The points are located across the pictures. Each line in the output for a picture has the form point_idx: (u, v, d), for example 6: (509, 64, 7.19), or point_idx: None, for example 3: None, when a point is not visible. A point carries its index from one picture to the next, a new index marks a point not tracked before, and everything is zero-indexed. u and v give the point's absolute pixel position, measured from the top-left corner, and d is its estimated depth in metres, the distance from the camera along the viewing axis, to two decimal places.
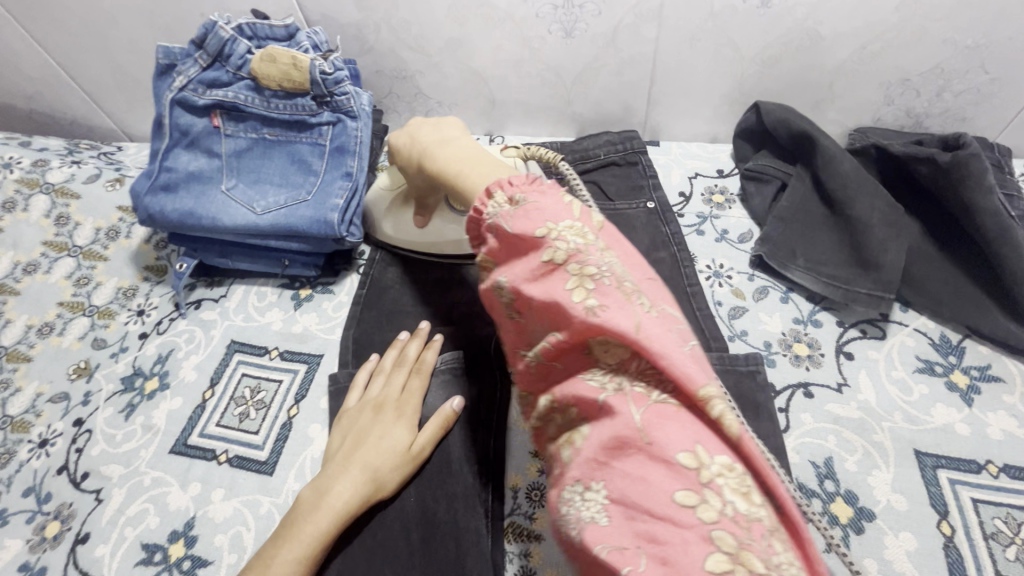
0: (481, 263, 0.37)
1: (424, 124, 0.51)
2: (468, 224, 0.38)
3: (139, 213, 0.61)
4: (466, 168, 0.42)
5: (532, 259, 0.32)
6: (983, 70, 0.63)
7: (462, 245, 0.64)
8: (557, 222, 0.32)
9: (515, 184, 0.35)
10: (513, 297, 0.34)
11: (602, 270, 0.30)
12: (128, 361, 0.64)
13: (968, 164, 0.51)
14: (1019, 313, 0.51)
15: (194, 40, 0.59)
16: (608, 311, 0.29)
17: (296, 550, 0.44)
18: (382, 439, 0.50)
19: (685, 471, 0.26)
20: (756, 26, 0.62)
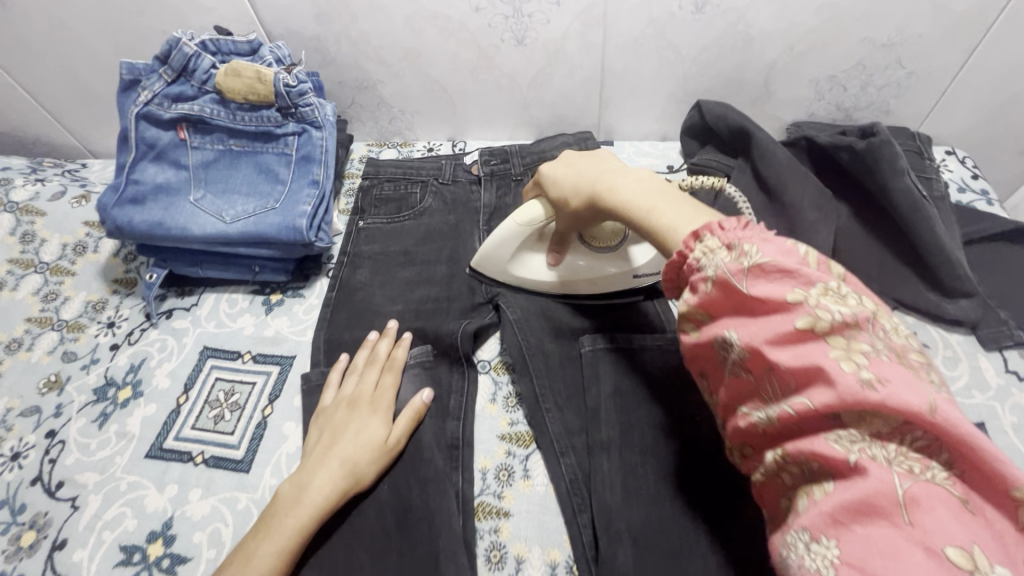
0: (685, 310, 0.38)
1: (575, 157, 0.53)
2: (670, 269, 0.40)
3: (107, 225, 0.63)
4: (659, 205, 0.43)
5: (777, 320, 0.32)
6: (899, 65, 0.69)
7: (597, 280, 0.61)
8: (809, 289, 0.32)
9: (728, 227, 0.36)
10: (747, 354, 0.33)
11: (877, 345, 0.30)
12: (100, 372, 0.65)
13: (881, 149, 0.57)
14: (936, 281, 0.57)
15: (158, 56, 0.61)
16: (888, 383, 0.28)
17: (274, 541, 0.46)
18: (360, 434, 0.52)
19: (963, 574, 0.25)
20: (693, 30, 0.67)
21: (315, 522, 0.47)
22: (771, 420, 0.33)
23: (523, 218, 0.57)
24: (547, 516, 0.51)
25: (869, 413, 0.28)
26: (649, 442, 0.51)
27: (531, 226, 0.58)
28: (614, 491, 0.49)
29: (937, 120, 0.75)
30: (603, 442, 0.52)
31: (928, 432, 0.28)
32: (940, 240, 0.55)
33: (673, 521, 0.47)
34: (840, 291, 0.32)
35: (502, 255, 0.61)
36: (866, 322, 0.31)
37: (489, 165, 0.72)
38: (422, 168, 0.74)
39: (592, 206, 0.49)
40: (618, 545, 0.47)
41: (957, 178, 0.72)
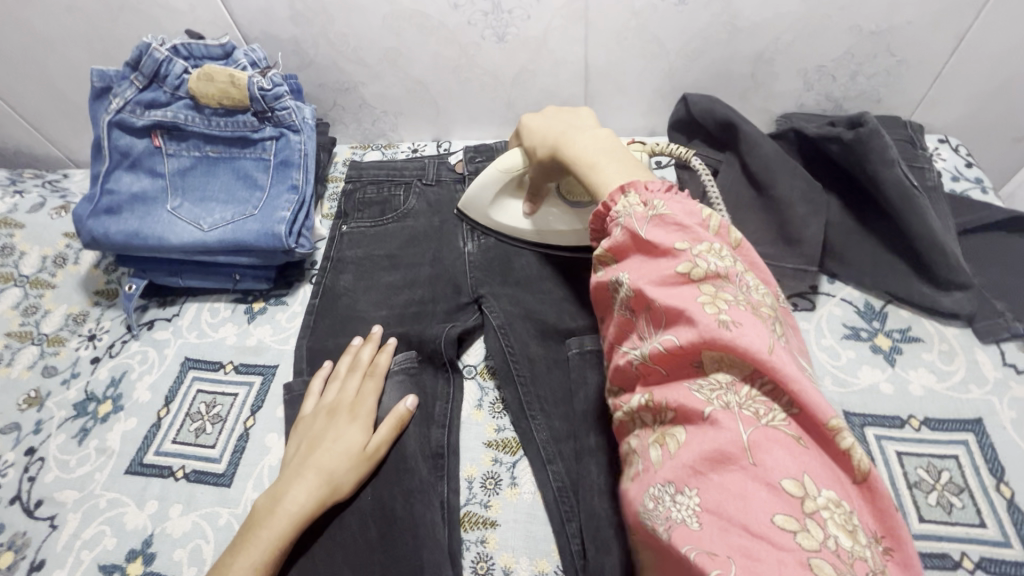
0: (599, 256, 0.44)
1: (550, 114, 0.57)
2: (596, 218, 0.45)
3: (83, 236, 0.61)
4: (601, 162, 0.48)
5: (665, 269, 0.38)
6: (889, 53, 0.67)
7: (568, 236, 0.63)
8: (695, 243, 0.38)
9: (651, 188, 0.42)
10: (634, 297, 0.39)
11: (738, 296, 0.36)
12: (80, 387, 0.64)
13: (870, 140, 0.56)
14: (930, 274, 0.56)
15: (128, 62, 0.59)
16: (740, 329, 0.34)
17: (250, 558, 0.45)
18: (341, 442, 0.51)
19: (789, 497, 0.30)
20: (677, 22, 0.65)
21: (293, 536, 0.46)
22: (644, 360, 0.38)
23: (503, 165, 0.60)
24: (535, 526, 0.49)
25: (724, 352, 0.34)
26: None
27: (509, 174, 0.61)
28: (602, 498, 0.48)
29: (930, 107, 0.73)
30: (592, 447, 0.50)
31: (768, 377, 0.33)
32: (934, 232, 0.54)
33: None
34: (719, 255, 0.38)
35: (483, 198, 0.63)
36: (733, 279, 0.37)
37: (474, 164, 0.71)
38: (405, 170, 0.72)
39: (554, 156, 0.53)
40: (606, 555, 0.45)
41: (950, 166, 0.71)
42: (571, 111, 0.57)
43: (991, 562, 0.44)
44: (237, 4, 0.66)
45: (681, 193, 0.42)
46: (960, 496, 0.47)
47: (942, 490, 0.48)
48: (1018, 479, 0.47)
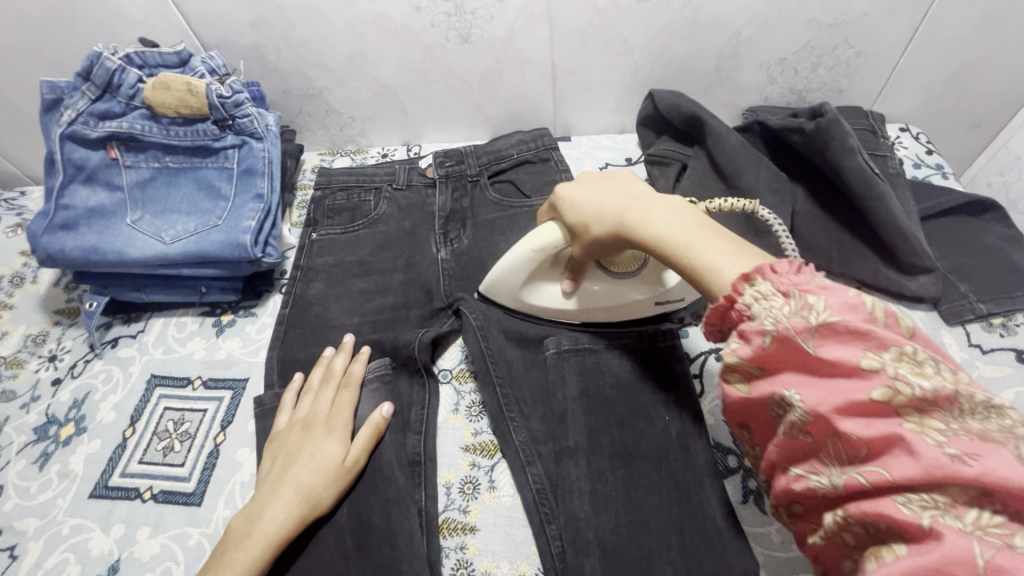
0: (729, 362, 0.33)
1: (592, 184, 0.48)
2: (715, 315, 0.35)
3: (38, 253, 0.59)
4: (699, 241, 0.39)
5: (849, 391, 0.28)
6: (847, 45, 0.68)
7: (618, 310, 0.56)
8: (887, 349, 0.28)
9: (782, 273, 0.32)
10: (809, 421, 0.30)
11: (954, 426, 0.26)
12: (41, 410, 0.62)
13: (830, 129, 0.56)
14: (895, 259, 0.57)
15: (78, 72, 0.57)
16: (976, 457, 0.25)
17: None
18: (318, 456, 0.49)
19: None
20: (639, 19, 0.66)
21: (272, 552, 0.45)
22: (832, 486, 0.29)
23: (539, 242, 0.52)
24: (514, 528, 0.48)
25: (959, 492, 0.25)
26: (616, 445, 0.50)
27: (545, 253, 0.53)
28: (582, 500, 0.47)
29: (890, 97, 0.75)
30: (570, 448, 0.50)
31: (1019, 504, 0.24)
32: (896, 218, 0.55)
33: (641, 527, 0.46)
34: (918, 363, 0.28)
35: (513, 280, 0.56)
36: (946, 402, 0.27)
37: (444, 167, 0.70)
38: (375, 174, 0.71)
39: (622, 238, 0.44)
40: (585, 556, 0.45)
41: (911, 154, 0.72)
42: (613, 177, 0.49)
43: None
44: (193, 11, 0.65)
45: (817, 273, 0.33)
46: None
47: None
48: None
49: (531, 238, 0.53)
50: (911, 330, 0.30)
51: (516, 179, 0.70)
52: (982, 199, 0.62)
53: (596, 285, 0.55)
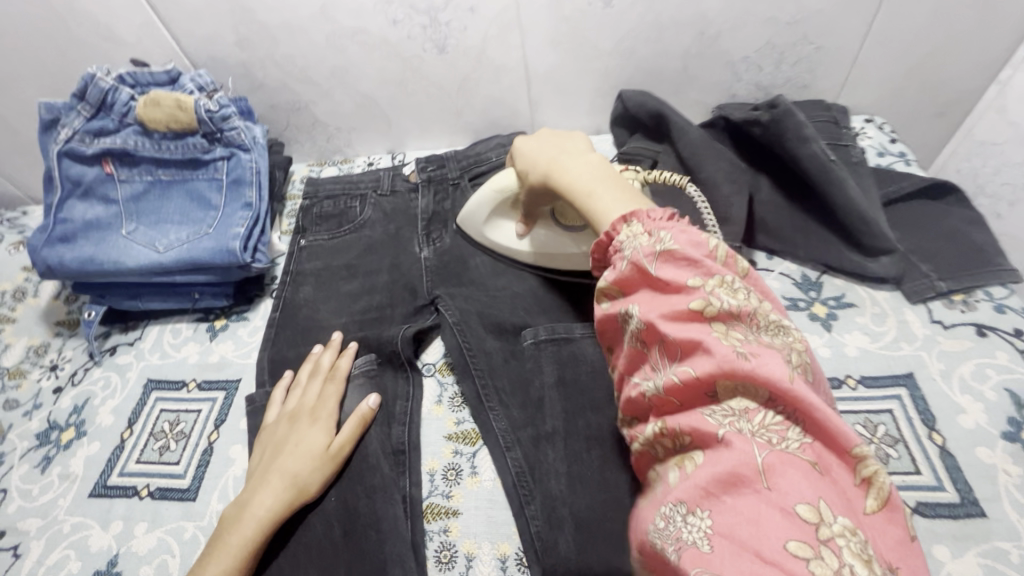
0: (603, 289, 0.43)
1: (544, 138, 0.58)
2: (598, 248, 0.46)
3: (38, 265, 0.62)
4: (598, 190, 0.50)
5: (677, 305, 0.38)
6: (807, 41, 0.71)
7: (560, 262, 0.63)
8: (708, 278, 0.38)
9: (654, 218, 0.42)
10: (647, 335, 0.39)
11: (750, 336, 0.36)
12: (43, 417, 0.64)
13: (784, 120, 0.59)
14: (857, 243, 0.59)
15: (74, 93, 0.61)
16: (760, 359, 0.34)
17: (221, 562, 0.45)
18: (305, 444, 0.52)
19: (804, 523, 0.30)
20: (606, 24, 0.69)
21: (263, 537, 0.47)
22: (658, 389, 0.38)
23: (498, 184, 0.62)
24: (495, 511, 0.50)
25: (739, 382, 0.34)
26: (591, 429, 0.52)
27: (505, 194, 0.62)
28: (559, 479, 0.50)
29: (854, 90, 0.78)
30: (548, 433, 0.53)
31: (787, 404, 0.33)
32: (855, 202, 0.57)
33: (616, 504, 0.47)
34: (733, 290, 0.37)
35: (478, 217, 0.64)
36: (746, 318, 0.36)
37: (426, 172, 0.73)
38: (360, 182, 0.74)
39: (549, 185, 0.54)
40: (560, 533, 0.47)
41: (875, 144, 0.75)
42: (566, 134, 0.59)
43: (927, 505, 0.46)
44: (182, 32, 0.69)
45: (684, 221, 0.42)
46: (896, 446, 0.50)
47: (879, 443, 0.50)
48: (949, 426, 0.50)
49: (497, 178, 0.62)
50: (744, 271, 0.40)
51: None
52: (944, 182, 0.64)
53: (542, 234, 0.62)
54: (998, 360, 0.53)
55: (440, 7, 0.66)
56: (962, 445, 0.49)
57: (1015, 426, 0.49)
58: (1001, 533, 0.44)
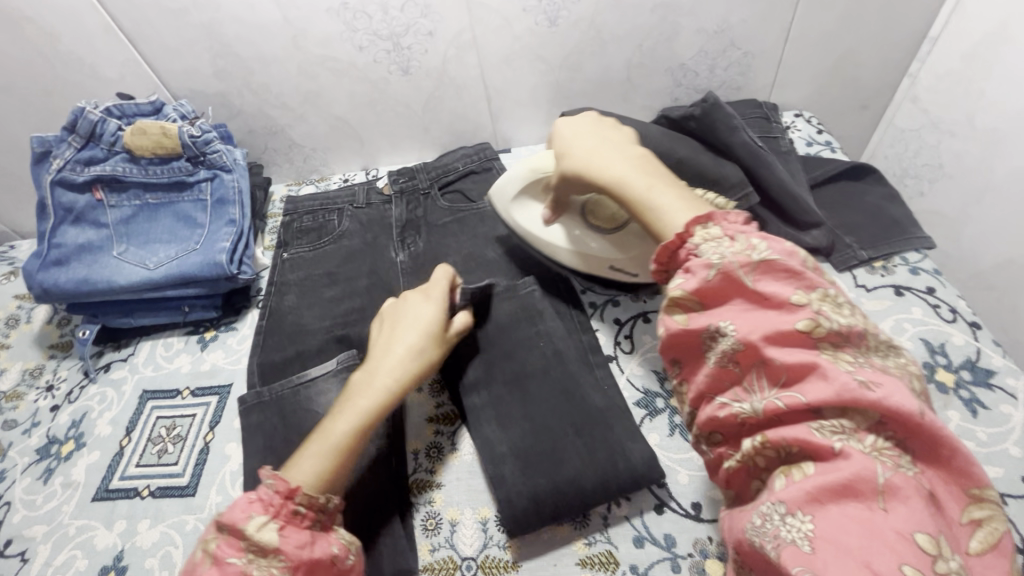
0: (676, 297, 0.43)
1: (584, 124, 0.60)
2: (665, 249, 0.46)
3: (34, 289, 0.66)
4: (653, 186, 0.51)
5: (781, 324, 0.38)
6: (735, 47, 0.79)
7: (580, 257, 0.64)
8: (810, 293, 0.38)
9: (732, 223, 0.44)
10: (740, 348, 0.39)
11: (860, 359, 0.36)
12: (42, 433, 0.67)
13: (713, 113, 0.67)
14: (790, 219, 0.66)
15: (65, 126, 0.65)
16: (881, 386, 0.34)
17: (350, 417, 0.51)
18: (424, 323, 0.57)
19: (924, 553, 0.31)
20: (553, 41, 0.76)
21: (388, 396, 0.52)
22: (754, 410, 0.38)
23: (535, 165, 0.63)
24: (475, 480, 0.55)
25: (860, 407, 0.34)
26: (510, 373, 0.60)
27: (540, 175, 0.63)
28: (492, 425, 0.56)
29: (783, 88, 0.86)
30: (472, 385, 0.59)
31: (900, 428, 0.34)
32: (781, 181, 0.65)
33: (550, 436, 0.54)
34: (837, 306, 0.38)
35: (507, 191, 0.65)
36: (856, 338, 0.37)
37: (399, 184, 0.79)
38: (337, 197, 0.79)
39: (584, 177, 0.56)
40: (504, 466, 0.53)
41: (804, 136, 0.83)
42: (607, 125, 0.60)
43: None
44: (163, 68, 0.74)
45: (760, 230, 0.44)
46: None
47: None
48: None
49: (537, 160, 0.63)
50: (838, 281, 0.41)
51: (463, 187, 0.79)
52: (861, 165, 0.72)
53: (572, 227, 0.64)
54: (914, 314, 0.60)
55: (401, 33, 0.73)
56: None
57: (929, 369, 0.56)
58: None
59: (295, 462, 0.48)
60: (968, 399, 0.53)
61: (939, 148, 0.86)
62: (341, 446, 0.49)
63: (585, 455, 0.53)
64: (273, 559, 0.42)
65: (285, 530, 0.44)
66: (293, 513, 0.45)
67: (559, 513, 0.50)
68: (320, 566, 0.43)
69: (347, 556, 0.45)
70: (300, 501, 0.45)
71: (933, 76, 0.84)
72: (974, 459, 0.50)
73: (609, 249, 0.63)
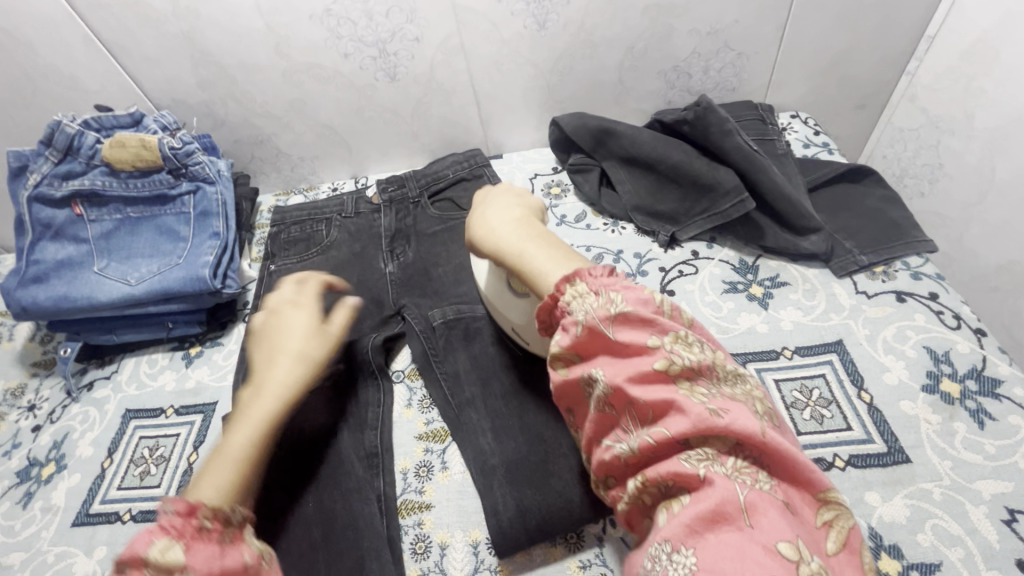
0: (557, 356, 0.41)
1: (504, 190, 0.55)
2: (541, 312, 0.44)
3: (13, 307, 0.64)
4: (527, 255, 0.47)
5: (642, 369, 0.37)
6: (729, 48, 0.78)
7: (498, 310, 0.58)
8: (664, 336, 0.37)
9: (595, 277, 0.41)
10: (613, 395, 0.38)
11: (713, 390, 0.36)
12: (23, 455, 0.65)
13: (707, 117, 0.66)
14: (788, 223, 0.65)
15: (41, 140, 0.64)
16: (729, 412, 0.34)
17: (245, 432, 0.48)
18: (303, 330, 0.56)
19: (786, 560, 0.29)
20: (542, 44, 0.74)
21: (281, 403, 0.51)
22: (633, 451, 0.36)
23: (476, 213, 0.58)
24: (466, 500, 0.53)
25: (715, 434, 0.33)
26: (508, 388, 0.59)
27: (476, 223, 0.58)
28: (486, 435, 0.56)
29: (778, 90, 0.84)
30: (468, 400, 0.59)
31: (754, 447, 0.33)
32: (777, 185, 0.64)
33: (547, 451, 0.53)
34: (689, 344, 0.37)
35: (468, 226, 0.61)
36: (706, 372, 0.36)
37: (387, 193, 0.77)
38: (325, 207, 0.78)
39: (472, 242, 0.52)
40: (492, 478, 0.52)
41: (800, 137, 0.82)
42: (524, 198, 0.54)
43: (858, 457, 0.50)
44: (145, 78, 0.73)
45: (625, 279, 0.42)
46: (830, 407, 0.54)
47: (814, 405, 0.54)
48: (876, 385, 0.54)
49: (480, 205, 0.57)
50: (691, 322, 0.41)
51: (454, 195, 0.78)
52: (859, 166, 0.70)
53: (495, 282, 0.57)
54: (917, 321, 0.58)
55: (387, 39, 0.71)
56: (887, 401, 0.53)
57: (933, 379, 0.54)
58: (925, 476, 0.48)
59: (196, 483, 0.44)
60: (975, 411, 0.51)
61: (939, 147, 0.85)
62: (241, 452, 0.47)
63: (577, 470, 0.52)
64: None
65: (190, 546, 0.38)
66: (198, 529, 0.39)
67: (551, 531, 0.49)
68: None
69: (261, 567, 0.40)
70: (205, 515, 0.40)
71: (931, 74, 0.82)
72: (982, 474, 0.48)
73: (514, 315, 0.56)
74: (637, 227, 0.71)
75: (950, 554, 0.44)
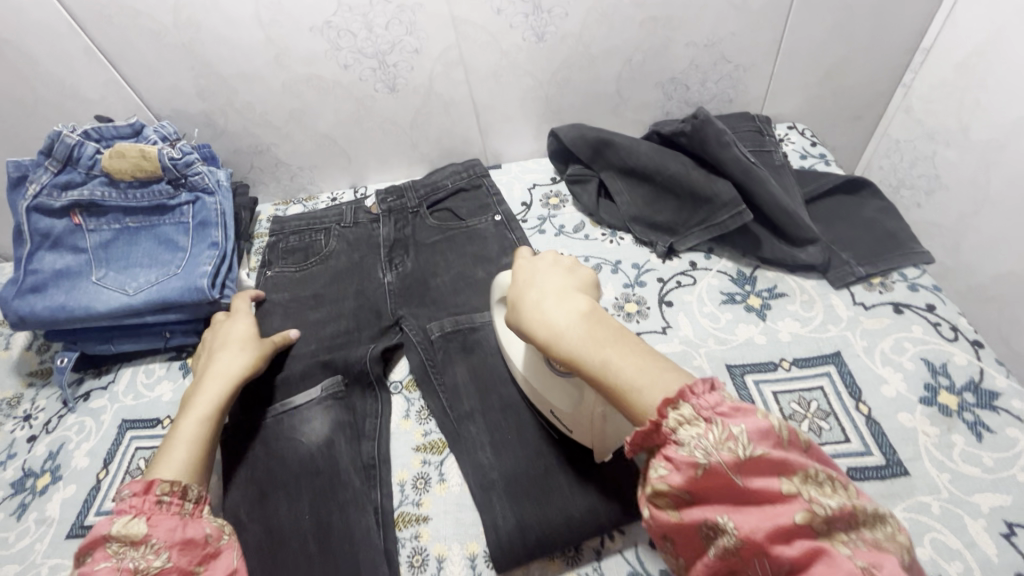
0: (661, 491, 0.33)
1: (550, 268, 0.47)
2: (637, 436, 0.35)
3: (10, 316, 0.64)
4: (610, 360, 0.37)
5: (776, 518, 0.30)
6: (726, 60, 0.78)
7: (537, 393, 0.54)
8: (799, 477, 0.31)
9: (704, 399, 0.33)
10: (742, 546, 0.30)
11: (855, 538, 0.29)
12: (18, 466, 0.65)
13: (704, 129, 0.66)
14: (785, 234, 0.65)
15: (41, 150, 0.64)
16: (883, 570, 0.28)
17: (195, 417, 0.54)
18: (237, 333, 0.63)
19: None
20: (541, 56, 0.75)
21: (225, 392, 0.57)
22: None
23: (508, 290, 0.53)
24: (464, 513, 0.53)
25: None
26: (506, 399, 0.59)
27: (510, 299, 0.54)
28: (485, 449, 0.56)
29: (775, 101, 0.85)
30: (467, 412, 0.59)
31: None
32: (774, 196, 0.64)
33: (545, 465, 0.53)
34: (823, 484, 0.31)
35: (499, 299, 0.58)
36: (849, 520, 0.30)
37: (387, 203, 0.78)
38: (325, 216, 0.78)
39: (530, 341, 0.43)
40: (491, 492, 0.52)
41: (797, 148, 0.82)
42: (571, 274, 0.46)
43: (856, 470, 0.50)
44: (145, 88, 0.73)
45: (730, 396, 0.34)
46: (828, 419, 0.54)
47: (813, 417, 0.54)
48: (873, 397, 0.54)
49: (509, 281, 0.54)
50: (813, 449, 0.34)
51: (453, 206, 0.78)
52: (856, 178, 0.71)
53: (532, 359, 0.54)
54: (914, 333, 0.58)
55: (387, 50, 0.71)
56: (886, 413, 0.53)
57: (931, 391, 0.54)
58: (924, 489, 0.48)
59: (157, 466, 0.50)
60: (972, 423, 0.51)
61: (934, 158, 0.85)
62: (193, 433, 0.52)
63: (575, 484, 0.52)
64: (144, 548, 0.43)
65: (152, 520, 0.44)
66: (156, 504, 0.46)
67: (550, 544, 0.49)
68: (193, 543, 0.45)
69: (220, 536, 0.46)
70: (162, 490, 0.46)
71: (926, 86, 0.83)
72: (981, 487, 0.48)
73: (556, 398, 0.51)
74: (635, 238, 0.72)
75: (949, 568, 0.44)
